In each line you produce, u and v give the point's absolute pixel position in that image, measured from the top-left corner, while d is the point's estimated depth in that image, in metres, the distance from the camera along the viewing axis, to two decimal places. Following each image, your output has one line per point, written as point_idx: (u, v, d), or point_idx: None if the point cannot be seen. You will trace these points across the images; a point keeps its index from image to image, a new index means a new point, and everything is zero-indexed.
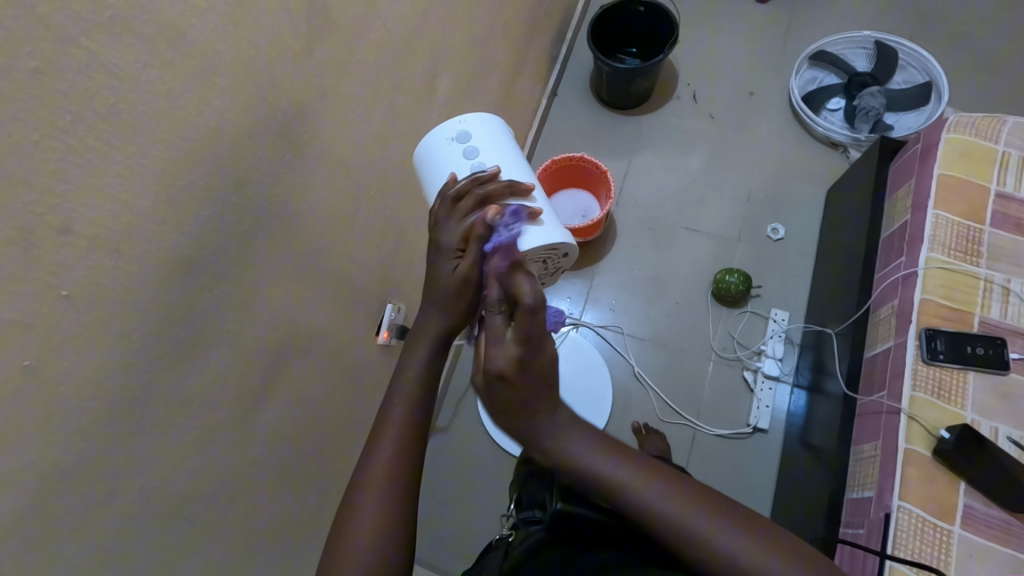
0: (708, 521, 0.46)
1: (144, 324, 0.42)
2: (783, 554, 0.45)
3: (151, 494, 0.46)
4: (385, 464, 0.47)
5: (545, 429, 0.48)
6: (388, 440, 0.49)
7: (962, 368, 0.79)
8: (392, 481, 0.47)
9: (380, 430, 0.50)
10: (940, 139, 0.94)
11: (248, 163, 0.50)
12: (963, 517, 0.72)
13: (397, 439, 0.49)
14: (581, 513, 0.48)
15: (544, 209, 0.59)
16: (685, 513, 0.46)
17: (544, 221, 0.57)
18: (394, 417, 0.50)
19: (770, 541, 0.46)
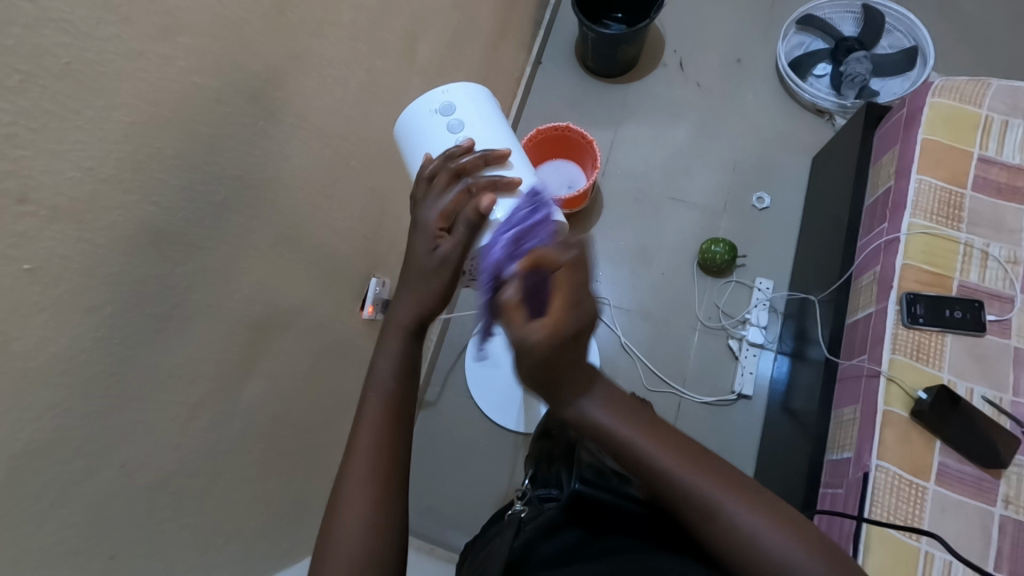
0: (743, 504, 0.45)
1: (115, 297, 0.41)
2: (811, 544, 0.45)
3: (134, 469, 0.46)
4: (367, 457, 0.47)
5: (579, 404, 0.47)
6: (367, 434, 0.47)
7: (940, 331, 0.81)
8: (376, 472, 0.46)
9: (358, 421, 0.48)
10: (925, 104, 0.94)
11: (219, 129, 0.48)
12: (938, 474, 0.75)
13: (377, 428, 0.48)
14: (601, 496, 0.50)
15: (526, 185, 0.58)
16: (721, 499, 0.45)
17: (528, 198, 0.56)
18: (371, 408, 0.49)
19: (799, 534, 0.45)
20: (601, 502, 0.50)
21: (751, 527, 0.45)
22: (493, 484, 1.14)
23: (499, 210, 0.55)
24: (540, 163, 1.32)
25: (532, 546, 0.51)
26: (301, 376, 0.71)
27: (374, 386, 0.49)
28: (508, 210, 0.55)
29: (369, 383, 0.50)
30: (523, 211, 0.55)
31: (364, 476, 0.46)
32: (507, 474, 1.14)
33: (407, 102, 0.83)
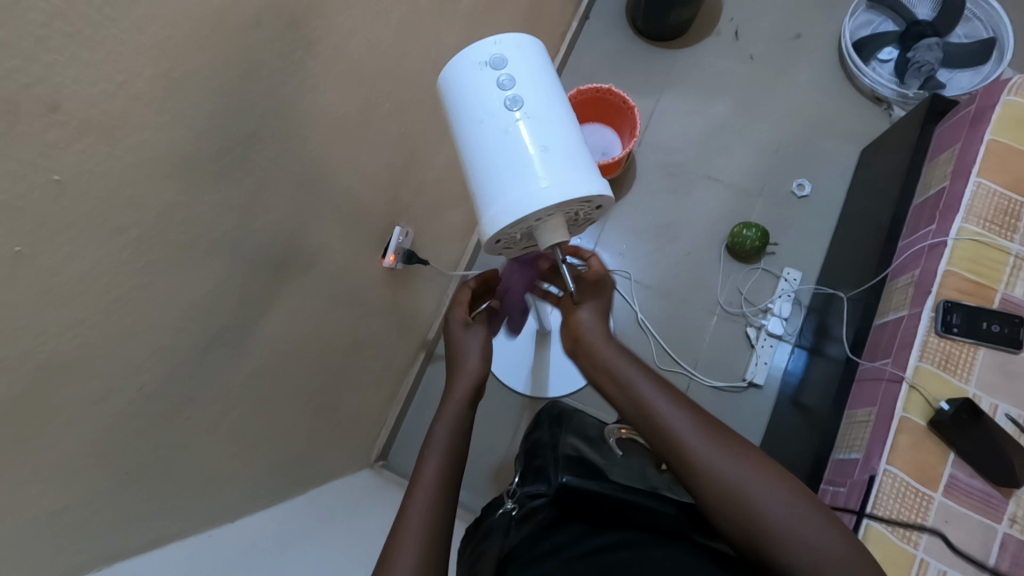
0: (721, 450, 0.49)
1: (141, 221, 0.40)
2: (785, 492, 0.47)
3: (153, 393, 0.47)
4: (421, 511, 0.48)
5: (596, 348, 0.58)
6: (421, 494, 0.50)
7: (973, 343, 0.78)
8: (428, 518, 0.48)
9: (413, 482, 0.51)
10: (997, 102, 0.88)
11: (254, 55, 0.46)
12: (946, 485, 0.74)
13: (430, 486, 0.50)
14: (587, 488, 0.51)
15: (565, 154, 0.49)
16: (703, 441, 0.49)
17: (567, 171, 0.49)
18: (425, 474, 0.51)
19: (778, 484, 0.47)
20: (587, 493, 0.51)
21: (729, 471, 0.47)
22: (494, 442, 1.16)
23: (547, 184, 0.48)
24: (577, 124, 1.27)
25: (524, 546, 0.51)
26: (317, 319, 0.71)
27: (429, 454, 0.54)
28: (557, 185, 0.48)
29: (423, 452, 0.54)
30: (574, 187, 0.48)
31: (417, 527, 0.47)
32: (508, 434, 1.16)
33: (447, 45, 0.79)
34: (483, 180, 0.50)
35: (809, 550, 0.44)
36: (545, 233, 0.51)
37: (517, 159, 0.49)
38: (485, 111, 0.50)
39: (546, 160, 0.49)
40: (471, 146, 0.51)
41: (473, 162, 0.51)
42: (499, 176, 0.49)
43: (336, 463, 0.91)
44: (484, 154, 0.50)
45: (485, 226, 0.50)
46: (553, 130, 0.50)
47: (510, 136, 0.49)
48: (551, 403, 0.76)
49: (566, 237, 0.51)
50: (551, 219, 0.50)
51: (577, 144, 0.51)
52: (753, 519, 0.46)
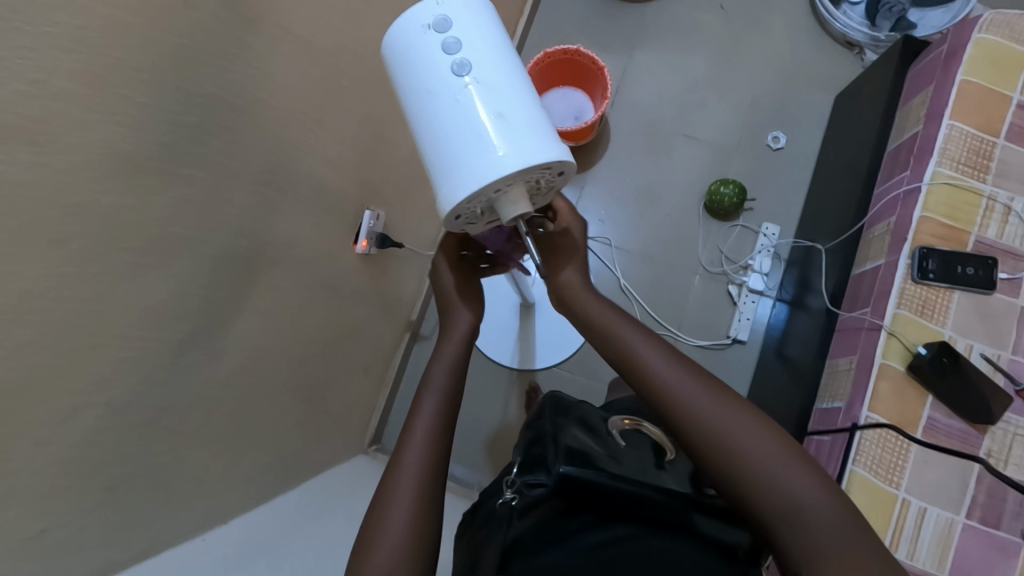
0: (697, 392, 0.51)
1: (85, 230, 0.38)
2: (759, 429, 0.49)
3: (126, 406, 0.45)
4: (406, 499, 0.51)
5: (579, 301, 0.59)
6: (407, 485, 0.51)
7: (949, 287, 0.79)
8: (414, 510, 0.50)
9: (395, 470, 0.53)
10: (969, 40, 0.86)
11: (190, 39, 0.42)
12: (925, 426, 0.76)
13: (415, 474, 0.52)
14: (588, 478, 0.51)
15: (520, 118, 0.47)
16: (676, 381, 0.52)
17: (524, 137, 0.46)
18: (408, 458, 0.53)
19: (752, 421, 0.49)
20: (588, 483, 0.51)
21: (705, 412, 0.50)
22: (487, 417, 1.16)
23: (504, 152, 0.45)
24: (546, 89, 1.23)
25: (526, 539, 0.51)
26: (295, 313, 0.69)
27: (412, 433, 0.55)
28: (515, 152, 0.45)
29: (406, 434, 0.55)
30: (532, 153, 0.45)
31: (404, 515, 0.50)
32: (500, 409, 1.16)
33: (404, 13, 0.75)
34: (438, 154, 0.48)
35: (789, 494, 0.46)
36: (505, 205, 0.48)
37: (470, 128, 0.46)
38: (434, 80, 0.48)
39: (502, 128, 0.46)
40: (422, 118, 0.48)
41: (426, 135, 0.48)
42: (453, 148, 0.46)
43: (330, 453, 0.91)
44: (436, 126, 0.48)
45: (443, 202, 0.48)
46: (506, 93, 0.47)
47: (461, 105, 0.47)
48: (553, 391, 0.74)
49: (528, 207, 0.48)
50: (511, 189, 0.47)
51: (533, 107, 0.49)
52: (728, 451, 0.48)
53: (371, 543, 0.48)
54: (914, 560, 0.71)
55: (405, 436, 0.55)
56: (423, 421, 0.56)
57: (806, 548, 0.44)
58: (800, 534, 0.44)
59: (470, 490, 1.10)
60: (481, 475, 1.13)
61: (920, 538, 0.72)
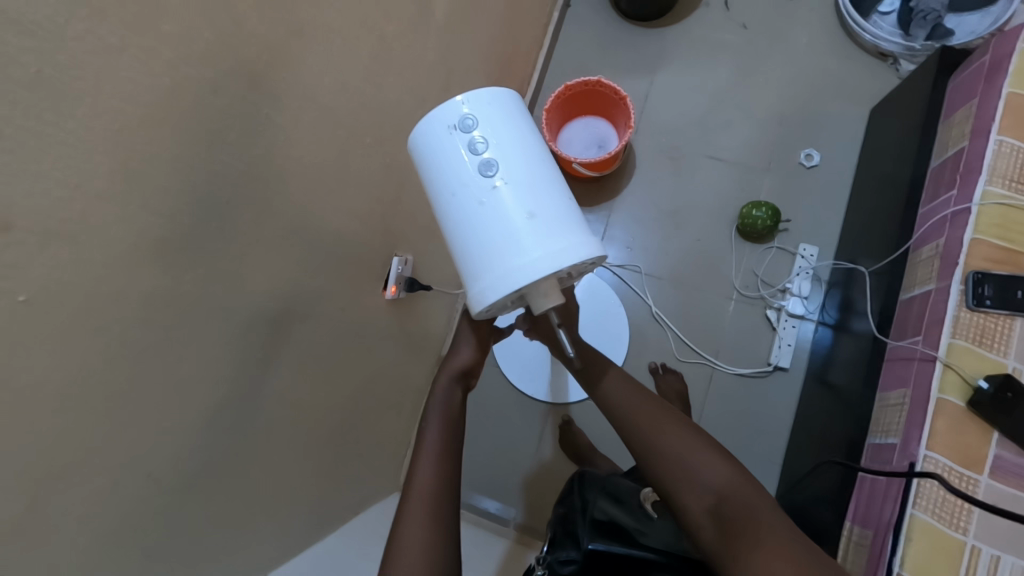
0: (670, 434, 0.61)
1: (124, 315, 0.39)
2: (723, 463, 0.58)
3: (163, 476, 0.46)
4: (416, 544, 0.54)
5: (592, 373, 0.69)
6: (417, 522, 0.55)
7: (1009, 315, 0.74)
8: (427, 550, 0.54)
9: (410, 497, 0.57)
10: (1014, 49, 0.82)
11: (218, 122, 0.44)
12: (992, 467, 0.70)
13: (426, 505, 0.56)
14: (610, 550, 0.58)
15: (546, 218, 0.49)
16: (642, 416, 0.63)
17: (552, 240, 0.48)
18: (421, 480, 0.58)
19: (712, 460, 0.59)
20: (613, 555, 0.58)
21: (669, 444, 0.60)
22: (519, 451, 1.15)
23: (535, 255, 0.47)
24: (569, 119, 1.24)
25: None
26: (326, 363, 0.71)
27: (421, 458, 0.60)
28: (546, 255, 0.47)
29: (418, 452, 0.60)
30: (562, 255, 0.47)
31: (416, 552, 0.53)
32: (533, 443, 1.15)
33: (422, 64, 0.76)
34: (469, 254, 0.50)
35: (703, 481, 0.57)
36: (537, 298, 0.50)
37: (500, 229, 0.48)
38: (460, 181, 0.50)
39: (531, 230, 0.48)
40: (450, 216, 0.51)
41: (455, 233, 0.51)
42: (484, 249, 0.49)
43: (366, 494, 0.91)
44: (464, 228, 0.50)
45: (475, 300, 0.49)
46: (534, 190, 0.49)
47: (487, 206, 0.49)
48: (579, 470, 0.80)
49: (560, 298, 0.50)
50: (544, 286, 0.49)
51: (560, 201, 0.51)
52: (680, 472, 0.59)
53: (398, 546, 0.54)
54: None
55: (417, 457, 0.60)
56: (431, 440, 0.61)
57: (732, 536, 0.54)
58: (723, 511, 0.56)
59: (505, 526, 1.09)
60: (516, 510, 1.11)
61: None
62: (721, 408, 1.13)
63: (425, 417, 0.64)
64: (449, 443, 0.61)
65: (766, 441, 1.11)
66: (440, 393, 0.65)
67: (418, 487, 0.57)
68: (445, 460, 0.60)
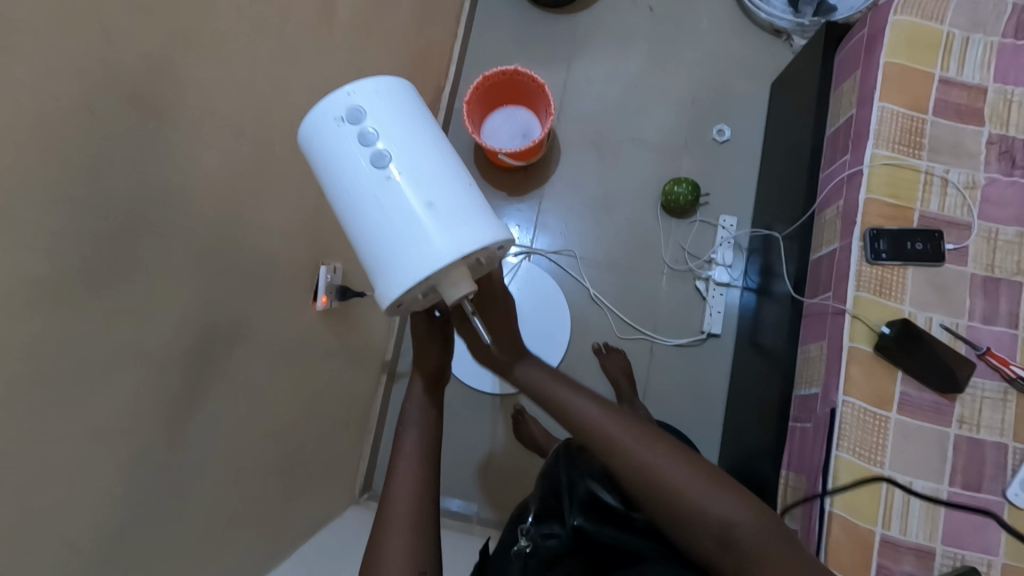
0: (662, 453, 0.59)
1: (9, 368, 0.35)
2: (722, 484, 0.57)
3: (82, 535, 0.42)
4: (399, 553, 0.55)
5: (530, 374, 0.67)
6: (400, 533, 0.56)
7: (902, 264, 0.81)
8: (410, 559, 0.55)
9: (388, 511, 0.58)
10: (887, 23, 0.90)
11: (99, 143, 0.40)
12: (900, 403, 0.78)
13: (407, 519, 0.57)
14: (596, 532, 0.59)
15: (447, 205, 0.48)
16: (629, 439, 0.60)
17: (453, 226, 0.47)
18: (399, 493, 0.60)
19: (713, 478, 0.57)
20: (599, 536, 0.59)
21: (661, 464, 0.58)
22: (476, 447, 1.15)
23: (438, 243, 0.46)
24: (491, 110, 1.23)
25: None
26: (260, 386, 0.67)
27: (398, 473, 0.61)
28: (450, 241, 0.46)
29: (397, 459, 0.63)
30: (466, 240, 0.46)
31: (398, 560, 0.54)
32: (489, 437, 1.15)
33: (329, 64, 0.73)
34: (370, 248, 0.48)
35: (718, 518, 0.54)
36: (448, 287, 0.48)
37: (399, 220, 0.47)
38: (353, 174, 0.48)
39: (432, 218, 0.47)
40: (347, 211, 0.49)
41: (354, 229, 0.49)
42: (384, 242, 0.47)
43: (321, 514, 0.88)
44: (363, 223, 0.48)
45: (380, 294, 0.48)
46: (432, 178, 0.48)
47: (384, 198, 0.47)
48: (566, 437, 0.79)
49: (471, 285, 0.49)
50: (452, 274, 0.48)
51: (461, 186, 0.50)
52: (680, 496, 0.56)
53: (381, 553, 0.55)
54: (907, 535, 0.73)
55: (394, 473, 0.61)
56: (410, 447, 0.64)
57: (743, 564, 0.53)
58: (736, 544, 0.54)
59: (469, 523, 1.08)
60: (479, 505, 1.11)
61: (910, 512, 0.74)
62: (663, 379, 1.18)
63: (402, 425, 0.67)
64: (427, 457, 0.63)
65: (707, 405, 1.17)
66: (414, 400, 0.69)
67: (399, 491, 0.60)
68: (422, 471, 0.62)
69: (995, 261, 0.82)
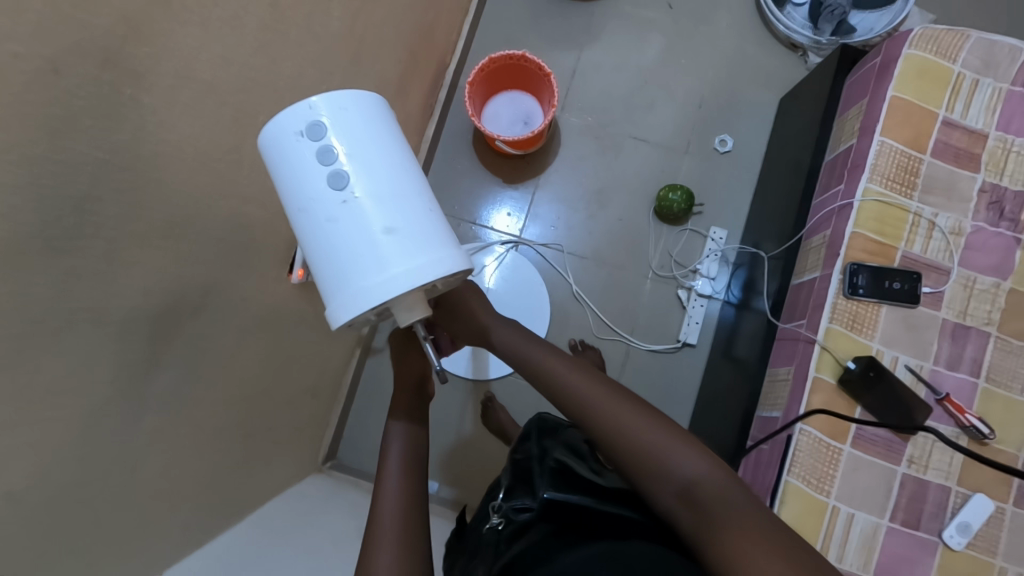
0: (622, 409, 0.60)
1: None
2: (680, 439, 0.57)
3: (25, 497, 0.42)
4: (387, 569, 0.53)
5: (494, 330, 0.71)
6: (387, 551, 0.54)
7: (877, 302, 0.82)
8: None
9: (373, 524, 0.57)
10: (901, 55, 0.88)
11: (63, 104, 0.39)
12: (854, 437, 0.79)
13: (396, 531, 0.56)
14: (568, 500, 0.55)
15: (406, 233, 0.47)
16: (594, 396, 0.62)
17: (409, 255, 0.47)
18: (387, 506, 0.58)
19: (672, 433, 0.57)
20: (572, 504, 0.55)
21: (625, 422, 0.59)
22: (443, 428, 1.16)
23: (394, 271, 0.46)
24: (494, 93, 1.21)
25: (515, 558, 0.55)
26: (227, 353, 0.66)
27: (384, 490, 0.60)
28: (405, 271, 0.46)
29: (381, 475, 0.61)
30: (420, 271, 0.46)
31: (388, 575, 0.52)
32: (457, 420, 1.16)
33: (322, 35, 0.71)
34: (325, 270, 0.48)
35: (680, 475, 0.54)
36: (402, 310, 0.49)
37: (354, 244, 0.46)
38: (311, 193, 0.47)
39: (388, 245, 0.46)
40: (303, 230, 0.48)
41: (310, 248, 0.49)
42: (340, 265, 0.47)
43: (281, 481, 0.89)
44: (318, 243, 0.48)
45: (331, 316, 0.48)
46: (393, 201, 0.48)
47: (340, 220, 0.47)
48: (540, 414, 0.81)
49: (425, 310, 0.50)
50: (407, 300, 0.48)
51: (422, 211, 0.49)
52: (641, 453, 0.57)
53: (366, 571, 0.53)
54: (842, 563, 0.75)
55: (378, 486, 0.60)
56: (393, 468, 0.62)
57: (703, 515, 0.51)
58: (699, 503, 0.52)
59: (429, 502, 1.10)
60: (440, 484, 1.13)
61: (849, 542, 0.76)
62: (635, 381, 1.19)
63: (385, 439, 0.66)
64: (410, 472, 0.62)
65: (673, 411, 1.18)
66: (398, 414, 0.69)
67: (385, 510, 0.58)
68: (408, 481, 0.61)
69: (968, 309, 0.83)
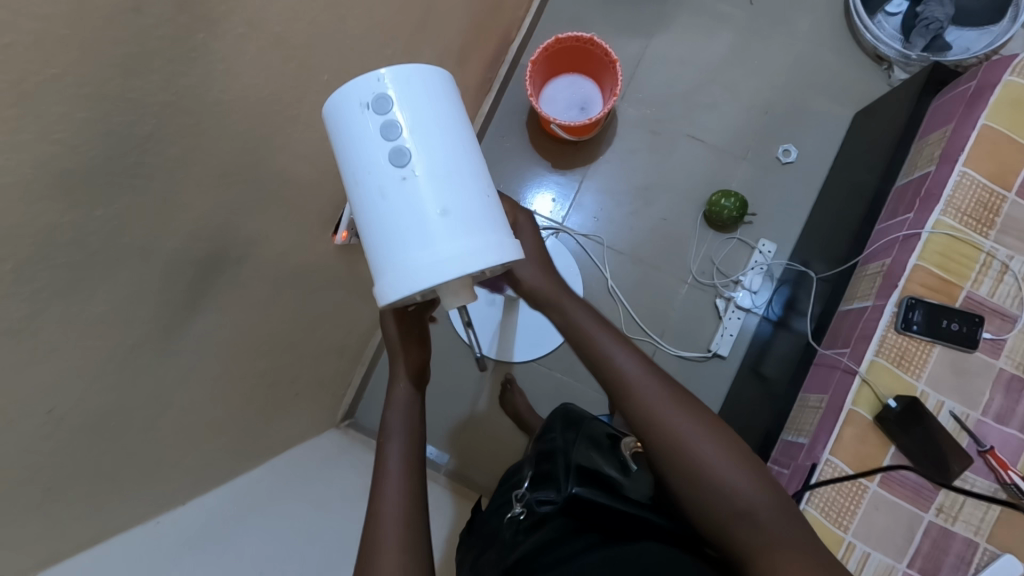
0: (677, 409, 0.54)
1: (18, 253, 0.36)
2: (734, 453, 0.52)
3: (66, 414, 0.44)
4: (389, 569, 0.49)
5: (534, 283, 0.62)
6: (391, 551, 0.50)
7: (930, 341, 0.78)
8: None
9: (375, 518, 0.53)
10: (998, 81, 0.82)
11: (139, 42, 0.40)
12: (882, 476, 0.76)
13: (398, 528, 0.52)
14: (597, 501, 0.53)
15: (460, 218, 0.47)
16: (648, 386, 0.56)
17: (462, 240, 0.46)
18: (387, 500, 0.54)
19: (727, 445, 0.53)
20: (599, 505, 0.53)
21: (680, 426, 0.53)
22: (459, 403, 1.17)
23: (445, 254, 0.45)
24: (554, 75, 1.18)
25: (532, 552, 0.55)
26: (262, 304, 0.68)
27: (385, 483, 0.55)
28: (455, 256, 0.45)
29: (380, 469, 0.57)
30: (470, 257, 0.46)
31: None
32: (473, 397, 1.17)
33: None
34: (376, 245, 0.48)
35: (735, 497, 0.50)
36: (448, 295, 0.49)
37: (408, 223, 0.46)
38: (371, 166, 0.47)
39: (442, 228, 0.46)
40: (359, 202, 0.48)
41: (364, 222, 0.49)
42: (392, 242, 0.47)
43: (299, 432, 0.91)
44: (372, 218, 0.48)
45: (379, 292, 0.48)
46: (451, 184, 0.47)
47: (396, 197, 0.46)
48: (564, 406, 0.81)
49: (470, 296, 0.50)
50: (452, 285, 0.48)
51: (479, 197, 0.48)
52: (695, 465, 0.52)
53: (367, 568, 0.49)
54: None
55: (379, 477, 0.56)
56: (393, 467, 0.57)
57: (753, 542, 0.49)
58: (752, 529, 0.49)
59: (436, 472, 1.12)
60: (449, 457, 1.15)
61: None
62: None
63: (385, 435, 0.61)
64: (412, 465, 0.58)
65: None
66: (398, 403, 0.64)
67: (386, 506, 0.53)
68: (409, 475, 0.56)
69: None
